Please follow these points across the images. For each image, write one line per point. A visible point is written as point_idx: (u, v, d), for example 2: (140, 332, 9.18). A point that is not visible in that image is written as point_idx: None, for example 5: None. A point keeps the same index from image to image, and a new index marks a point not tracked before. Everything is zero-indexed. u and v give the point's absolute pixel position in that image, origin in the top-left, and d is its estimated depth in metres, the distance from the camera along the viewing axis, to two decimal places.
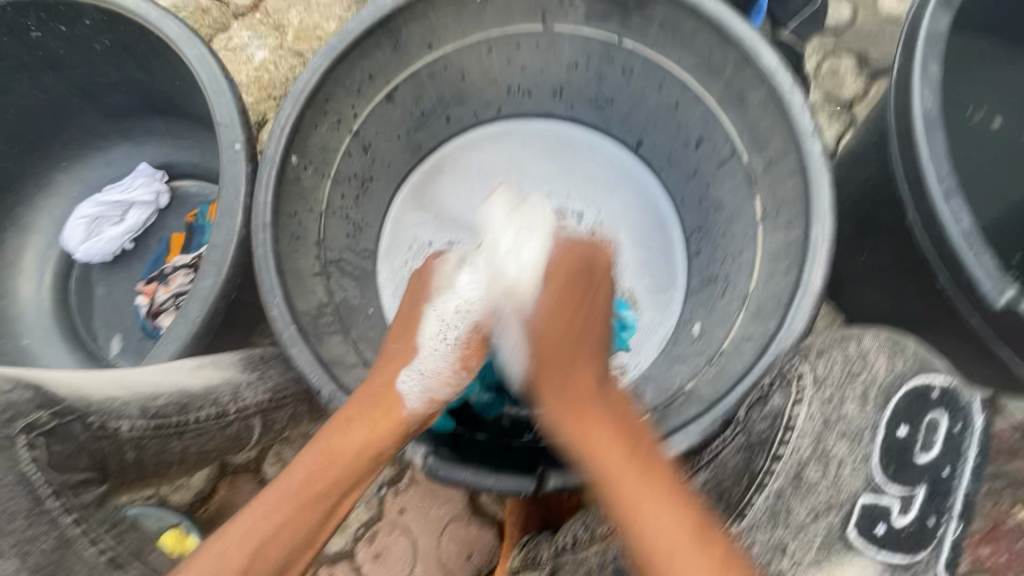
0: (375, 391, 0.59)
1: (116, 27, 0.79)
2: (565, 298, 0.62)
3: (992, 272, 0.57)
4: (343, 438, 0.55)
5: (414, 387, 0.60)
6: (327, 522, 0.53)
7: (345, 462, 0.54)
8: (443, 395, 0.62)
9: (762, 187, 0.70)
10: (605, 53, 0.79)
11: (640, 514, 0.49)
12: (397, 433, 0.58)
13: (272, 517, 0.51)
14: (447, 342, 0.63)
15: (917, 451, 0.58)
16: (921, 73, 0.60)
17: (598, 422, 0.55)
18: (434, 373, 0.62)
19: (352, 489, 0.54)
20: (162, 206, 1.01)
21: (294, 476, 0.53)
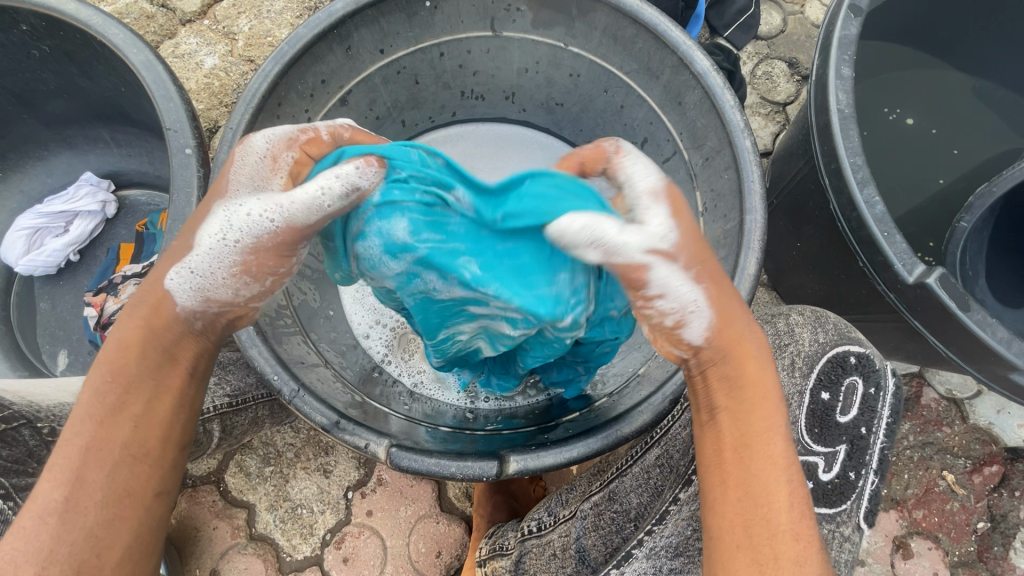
0: (146, 294, 0.51)
1: (56, 32, 0.77)
2: (705, 256, 0.50)
3: (903, 253, 0.63)
4: (123, 347, 0.48)
5: (186, 288, 0.50)
6: (140, 427, 0.47)
7: (133, 362, 0.48)
8: (223, 297, 0.52)
9: (702, 181, 0.75)
10: (553, 57, 0.82)
11: (782, 502, 0.46)
12: (174, 331, 0.50)
13: (75, 445, 0.46)
14: (226, 242, 0.51)
15: (839, 412, 0.61)
16: (836, 74, 0.66)
17: (768, 390, 0.50)
18: (210, 273, 0.51)
19: (151, 395, 0.48)
20: (109, 215, 1.00)
21: (85, 398, 0.47)
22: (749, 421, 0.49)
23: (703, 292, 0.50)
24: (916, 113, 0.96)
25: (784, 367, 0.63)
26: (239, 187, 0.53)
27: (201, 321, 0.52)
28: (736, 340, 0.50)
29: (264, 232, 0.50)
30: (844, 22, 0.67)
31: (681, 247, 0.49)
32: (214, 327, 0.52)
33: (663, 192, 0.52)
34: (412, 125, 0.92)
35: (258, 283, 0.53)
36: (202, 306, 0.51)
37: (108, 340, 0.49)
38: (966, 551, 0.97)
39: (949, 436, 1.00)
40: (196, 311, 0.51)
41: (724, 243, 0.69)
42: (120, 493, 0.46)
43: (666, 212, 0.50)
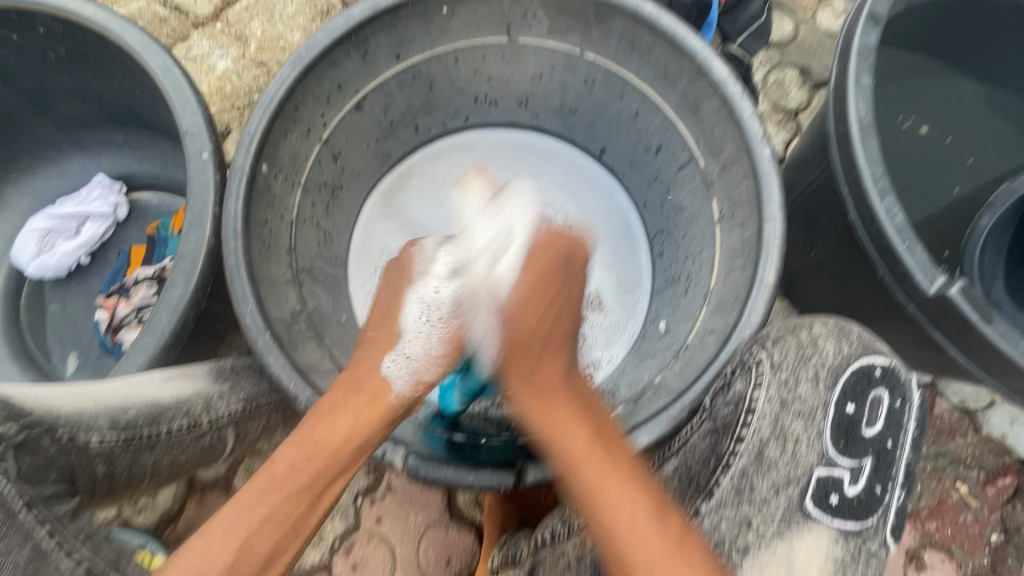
0: (359, 378, 0.59)
1: (73, 35, 0.77)
2: (540, 300, 0.65)
3: (924, 264, 0.62)
4: (332, 431, 0.54)
5: (401, 373, 0.60)
6: (317, 508, 0.52)
7: (334, 447, 0.53)
8: (429, 378, 0.62)
9: (718, 189, 0.74)
10: (568, 63, 0.82)
11: (610, 503, 0.51)
12: (383, 418, 0.57)
13: (260, 507, 0.50)
14: (430, 327, 0.64)
15: (865, 425, 0.60)
16: (855, 83, 0.66)
17: (564, 408, 0.59)
18: (420, 357, 0.62)
19: (338, 478, 0.53)
20: (120, 219, 0.99)
21: (282, 463, 0.52)
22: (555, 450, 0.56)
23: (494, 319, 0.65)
24: (929, 121, 0.96)
25: (808, 380, 0.61)
26: (425, 276, 0.67)
27: (399, 411, 0.59)
28: (546, 391, 0.60)
29: (459, 298, 0.65)
30: (863, 31, 0.67)
31: (507, 287, 0.66)
32: (403, 413, 0.60)
33: (523, 246, 0.67)
34: (425, 130, 0.92)
35: (447, 359, 0.64)
36: (413, 389, 0.61)
37: (316, 411, 0.55)
38: (979, 564, 0.96)
39: (962, 447, 0.99)
40: (406, 393, 0.60)
41: (742, 252, 0.68)
42: (273, 566, 0.49)
43: (513, 259, 0.67)
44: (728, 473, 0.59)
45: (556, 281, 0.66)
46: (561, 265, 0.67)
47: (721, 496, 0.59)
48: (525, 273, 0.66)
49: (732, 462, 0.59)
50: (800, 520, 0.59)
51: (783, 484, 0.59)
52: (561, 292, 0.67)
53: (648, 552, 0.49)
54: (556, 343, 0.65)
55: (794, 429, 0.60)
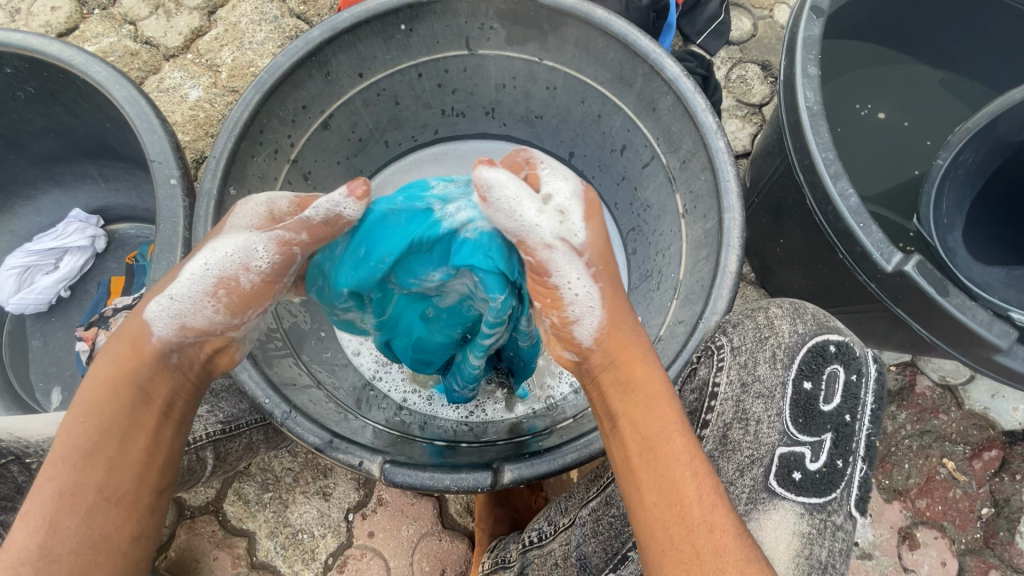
0: (125, 329, 0.52)
1: (40, 73, 0.78)
2: (609, 260, 0.55)
3: (880, 243, 0.64)
4: (104, 389, 0.49)
5: (161, 317, 0.51)
6: (120, 467, 0.47)
7: (109, 402, 0.48)
8: (199, 322, 0.52)
9: (681, 184, 0.76)
10: (528, 71, 0.84)
11: (690, 499, 0.46)
12: (153, 363, 0.51)
13: (46, 487, 0.45)
14: (210, 271, 0.52)
15: (822, 401, 0.61)
16: (803, 73, 0.68)
17: (651, 380, 0.51)
18: (185, 300, 0.51)
19: (128, 437, 0.48)
20: (99, 250, 1.01)
21: (58, 439, 0.47)
22: (646, 424, 0.49)
23: (598, 290, 0.53)
24: (887, 106, 0.99)
25: (766, 360, 0.62)
26: (230, 227, 0.54)
27: (175, 356, 0.52)
28: (622, 346, 0.53)
29: (260, 250, 0.52)
30: (807, 23, 0.69)
31: (589, 247, 0.53)
32: (188, 360, 0.52)
33: (582, 194, 0.55)
34: (395, 145, 0.94)
35: (235, 304, 0.53)
36: (180, 335, 0.51)
37: (87, 381, 0.50)
38: (972, 539, 0.96)
39: (947, 423, 1.00)
40: (173, 343, 0.51)
41: (705, 243, 0.70)
42: (97, 540, 0.45)
43: (581, 214, 0.54)
44: None
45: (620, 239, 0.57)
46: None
47: None
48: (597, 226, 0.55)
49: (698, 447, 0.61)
50: (766, 499, 0.58)
51: (747, 465, 0.60)
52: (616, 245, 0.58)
53: (726, 545, 0.45)
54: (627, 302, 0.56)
55: (755, 410, 0.61)
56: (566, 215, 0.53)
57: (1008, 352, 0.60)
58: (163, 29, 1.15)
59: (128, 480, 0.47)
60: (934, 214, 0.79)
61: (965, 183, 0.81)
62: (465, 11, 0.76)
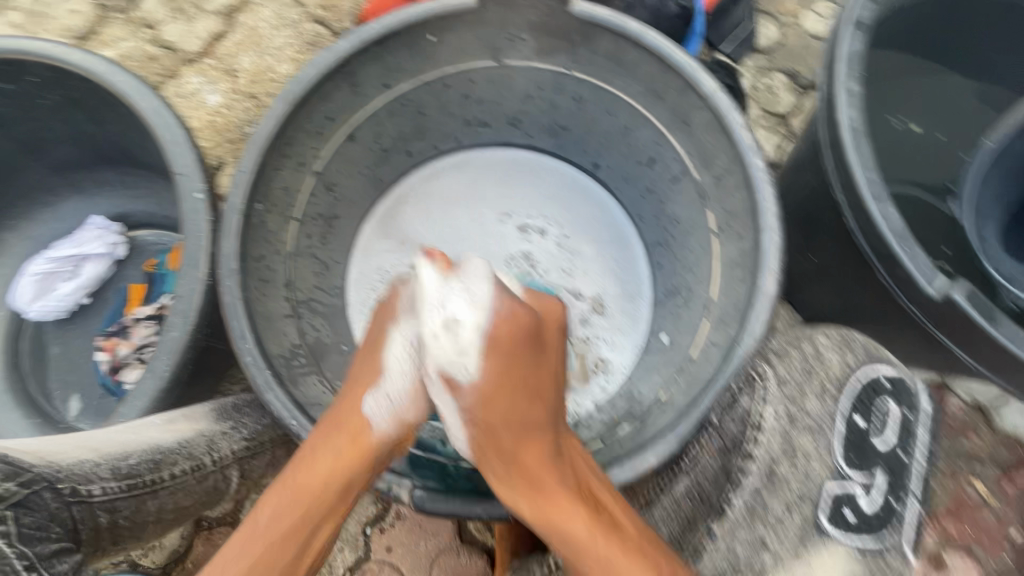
0: (339, 420, 0.59)
1: (64, 82, 0.77)
2: (506, 387, 0.60)
3: (925, 267, 0.61)
4: (320, 479, 0.57)
5: (382, 415, 0.61)
6: (304, 552, 0.56)
7: (311, 497, 0.57)
8: (411, 417, 0.63)
9: (713, 201, 0.74)
10: (556, 82, 0.82)
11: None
12: (365, 460, 0.59)
13: (246, 554, 0.54)
14: (410, 367, 0.63)
15: (875, 438, 0.59)
16: (845, 90, 0.66)
17: (553, 489, 0.57)
18: (400, 397, 0.62)
19: (322, 522, 0.57)
20: (118, 257, 0.98)
21: (265, 513, 0.56)
22: (563, 540, 0.56)
23: (475, 419, 0.61)
24: (920, 120, 0.96)
25: (815, 394, 0.61)
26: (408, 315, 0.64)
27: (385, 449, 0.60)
28: (520, 464, 0.59)
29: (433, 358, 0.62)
30: (849, 37, 0.67)
31: (480, 382, 0.60)
32: (384, 452, 0.60)
33: (488, 327, 0.60)
34: (418, 154, 0.92)
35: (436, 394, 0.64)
36: (395, 430, 0.62)
37: (303, 463, 0.58)
38: (1002, 564, 0.94)
39: (977, 444, 0.98)
40: (387, 433, 0.61)
41: (741, 262, 0.68)
42: None
43: (480, 350, 0.60)
44: (739, 493, 0.58)
45: (524, 361, 0.62)
46: (529, 340, 0.62)
47: (735, 516, 0.58)
48: (493, 348, 0.60)
49: (742, 480, 0.58)
50: (817, 539, 0.57)
51: (796, 502, 0.58)
52: (525, 366, 0.62)
53: None
54: (532, 417, 0.61)
55: (804, 445, 0.59)
56: (463, 344, 0.59)
57: None
58: (183, 33, 1.14)
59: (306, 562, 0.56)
60: None
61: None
62: (495, 22, 0.75)
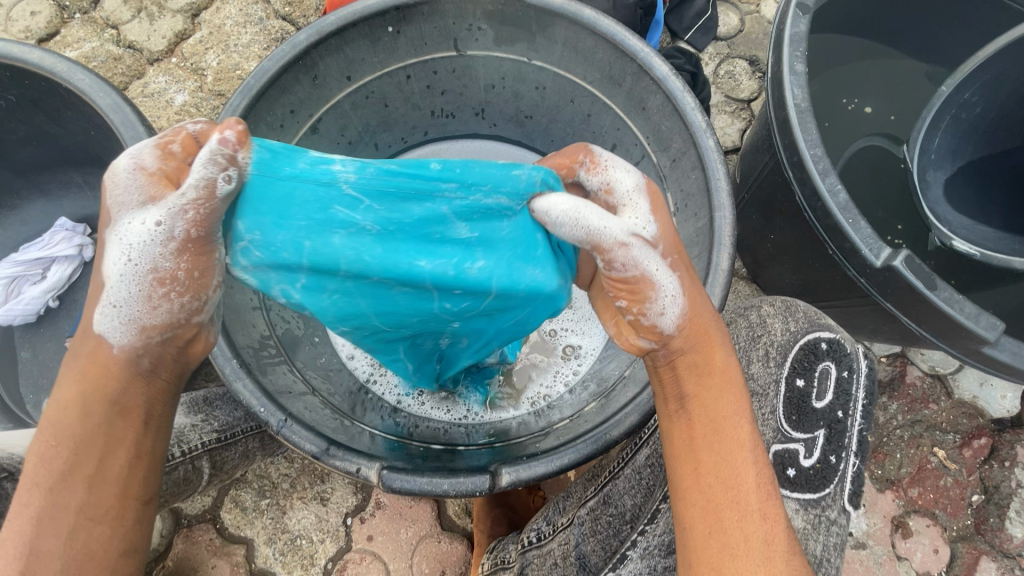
0: (86, 336, 0.48)
1: (21, 82, 0.77)
2: (680, 248, 0.52)
3: (869, 238, 0.64)
4: (78, 401, 0.46)
5: (116, 324, 0.46)
6: (97, 484, 0.45)
7: (76, 424, 0.46)
8: (154, 321, 0.47)
9: (672, 182, 0.76)
10: (517, 71, 0.84)
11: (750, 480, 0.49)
12: (114, 373, 0.47)
13: (28, 509, 0.45)
14: (134, 267, 0.45)
15: (815, 398, 0.61)
16: (790, 71, 0.68)
17: (726, 373, 0.52)
18: (130, 302, 0.46)
19: (106, 446, 0.46)
20: (86, 259, 1.00)
21: (32, 463, 0.46)
22: (717, 408, 0.51)
23: (680, 276, 0.51)
24: (874, 101, 0.99)
25: (759, 359, 0.64)
26: (123, 208, 0.45)
27: (145, 360, 0.48)
28: (701, 330, 0.52)
29: (165, 245, 0.45)
30: (794, 19, 0.70)
31: (662, 239, 0.51)
32: (162, 359, 0.49)
33: (645, 188, 0.53)
34: (385, 147, 0.93)
35: (188, 293, 0.47)
36: (142, 338, 0.47)
37: (55, 402, 0.47)
38: (963, 525, 0.98)
39: (937, 412, 1.02)
40: (138, 348, 0.47)
41: (697, 241, 0.70)
42: (83, 559, 0.44)
43: (648, 209, 0.52)
44: None
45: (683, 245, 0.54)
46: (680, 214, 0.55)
47: None
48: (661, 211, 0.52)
49: None
50: None
51: None
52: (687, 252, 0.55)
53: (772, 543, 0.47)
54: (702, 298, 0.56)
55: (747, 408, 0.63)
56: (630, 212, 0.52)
57: (994, 344, 0.61)
58: (146, 33, 1.14)
59: (103, 495, 0.45)
60: (924, 143, 0.84)
61: (969, 135, 0.84)
62: (452, 12, 0.76)
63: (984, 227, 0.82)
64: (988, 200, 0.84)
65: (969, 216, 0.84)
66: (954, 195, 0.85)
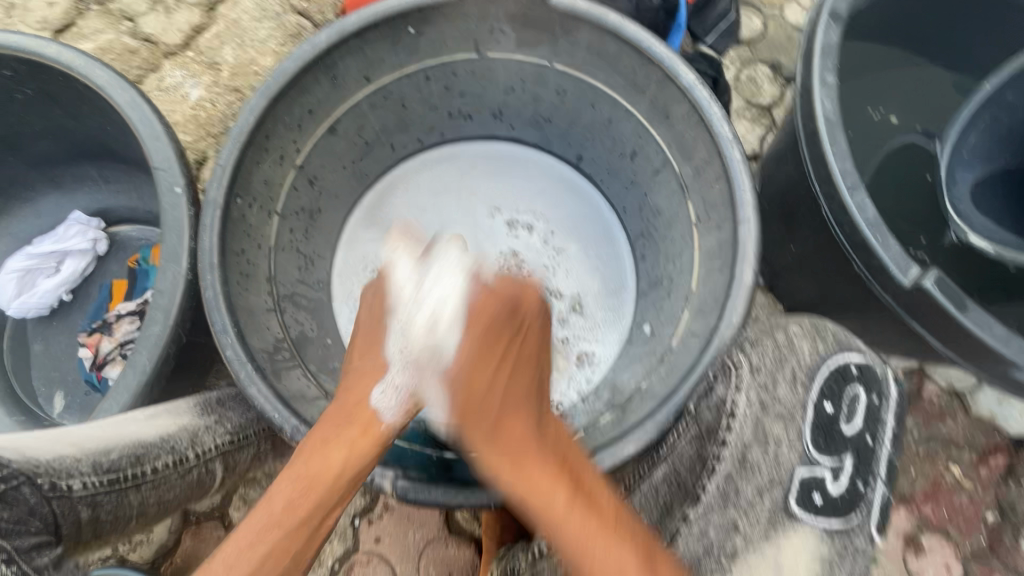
0: (348, 411, 0.60)
1: (38, 76, 0.76)
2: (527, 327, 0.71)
3: (897, 255, 0.63)
4: (320, 466, 0.55)
5: (390, 406, 0.61)
6: (315, 540, 0.54)
7: (326, 483, 0.55)
8: (415, 408, 0.63)
9: (694, 192, 0.75)
10: (538, 75, 0.82)
11: (612, 520, 0.53)
12: (376, 445, 0.59)
13: (257, 546, 0.51)
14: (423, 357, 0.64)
15: (843, 423, 0.64)
16: (820, 81, 0.67)
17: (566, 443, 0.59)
18: (403, 390, 0.62)
19: (334, 511, 0.55)
20: (100, 253, 0.99)
21: (274, 502, 0.53)
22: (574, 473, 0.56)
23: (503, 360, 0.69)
24: (899, 111, 0.97)
25: (786, 382, 0.65)
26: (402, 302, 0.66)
27: (401, 429, 0.62)
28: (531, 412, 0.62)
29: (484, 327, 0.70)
30: (825, 28, 0.68)
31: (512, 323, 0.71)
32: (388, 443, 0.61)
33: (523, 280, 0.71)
34: (401, 148, 0.92)
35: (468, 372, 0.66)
36: (404, 417, 0.62)
37: (312, 454, 0.56)
38: (977, 544, 0.97)
39: (954, 429, 1.00)
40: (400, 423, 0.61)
41: (719, 254, 0.69)
42: None
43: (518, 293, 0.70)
44: (713, 478, 0.64)
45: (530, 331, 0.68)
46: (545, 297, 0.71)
47: (709, 501, 0.64)
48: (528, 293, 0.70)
49: (715, 466, 0.64)
50: (784, 520, 0.63)
51: (766, 487, 0.63)
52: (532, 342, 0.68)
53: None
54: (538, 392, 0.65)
55: (775, 431, 0.64)
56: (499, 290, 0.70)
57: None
58: (163, 26, 1.13)
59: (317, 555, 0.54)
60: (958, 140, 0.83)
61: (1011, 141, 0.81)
62: (476, 14, 0.75)
63: (1002, 233, 0.80)
64: (1017, 204, 0.82)
65: (993, 219, 0.82)
66: (984, 201, 0.83)
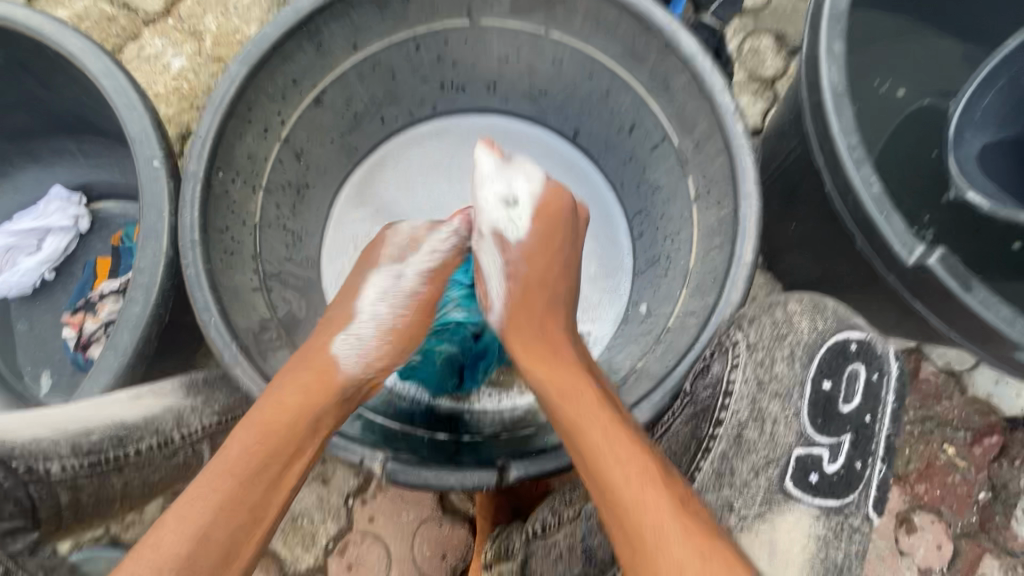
0: (308, 358, 0.62)
1: (6, 42, 0.73)
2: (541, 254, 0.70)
3: (902, 233, 0.61)
4: (278, 415, 0.57)
5: (349, 355, 0.63)
6: (275, 488, 0.55)
7: (283, 431, 0.56)
8: (375, 365, 0.65)
9: (693, 167, 0.72)
10: (534, 44, 0.78)
11: (638, 465, 0.54)
12: (332, 395, 0.60)
13: (210, 496, 0.52)
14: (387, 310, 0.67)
15: (842, 402, 0.64)
16: (827, 49, 0.63)
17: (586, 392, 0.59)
18: (367, 342, 0.65)
19: (290, 458, 0.56)
20: (82, 231, 0.96)
21: (229, 452, 0.54)
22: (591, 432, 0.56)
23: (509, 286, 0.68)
24: (907, 83, 0.93)
25: (784, 359, 0.65)
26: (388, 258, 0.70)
27: (352, 389, 0.62)
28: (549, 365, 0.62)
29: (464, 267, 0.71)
30: None
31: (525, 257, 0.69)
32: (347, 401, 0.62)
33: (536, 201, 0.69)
34: (391, 121, 0.89)
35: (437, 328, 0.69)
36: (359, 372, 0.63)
37: (269, 407, 0.57)
38: (968, 522, 0.97)
39: (949, 408, 1.00)
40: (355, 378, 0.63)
41: (719, 231, 0.67)
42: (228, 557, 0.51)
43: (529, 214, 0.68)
44: (708, 457, 0.64)
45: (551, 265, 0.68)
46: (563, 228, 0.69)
47: (703, 480, 0.63)
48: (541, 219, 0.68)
49: (711, 447, 0.64)
50: (782, 499, 0.64)
51: (762, 465, 0.64)
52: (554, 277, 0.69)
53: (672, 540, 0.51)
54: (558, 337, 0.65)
55: (771, 410, 0.64)
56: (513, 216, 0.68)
57: None
58: None
59: (276, 501, 0.54)
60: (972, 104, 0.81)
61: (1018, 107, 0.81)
62: None
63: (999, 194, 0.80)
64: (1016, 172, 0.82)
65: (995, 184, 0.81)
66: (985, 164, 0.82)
